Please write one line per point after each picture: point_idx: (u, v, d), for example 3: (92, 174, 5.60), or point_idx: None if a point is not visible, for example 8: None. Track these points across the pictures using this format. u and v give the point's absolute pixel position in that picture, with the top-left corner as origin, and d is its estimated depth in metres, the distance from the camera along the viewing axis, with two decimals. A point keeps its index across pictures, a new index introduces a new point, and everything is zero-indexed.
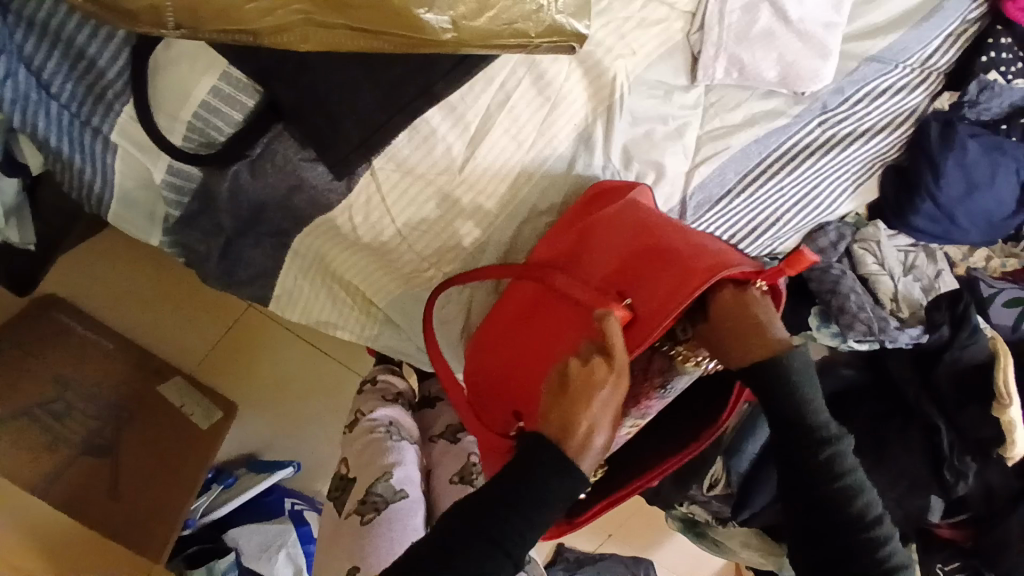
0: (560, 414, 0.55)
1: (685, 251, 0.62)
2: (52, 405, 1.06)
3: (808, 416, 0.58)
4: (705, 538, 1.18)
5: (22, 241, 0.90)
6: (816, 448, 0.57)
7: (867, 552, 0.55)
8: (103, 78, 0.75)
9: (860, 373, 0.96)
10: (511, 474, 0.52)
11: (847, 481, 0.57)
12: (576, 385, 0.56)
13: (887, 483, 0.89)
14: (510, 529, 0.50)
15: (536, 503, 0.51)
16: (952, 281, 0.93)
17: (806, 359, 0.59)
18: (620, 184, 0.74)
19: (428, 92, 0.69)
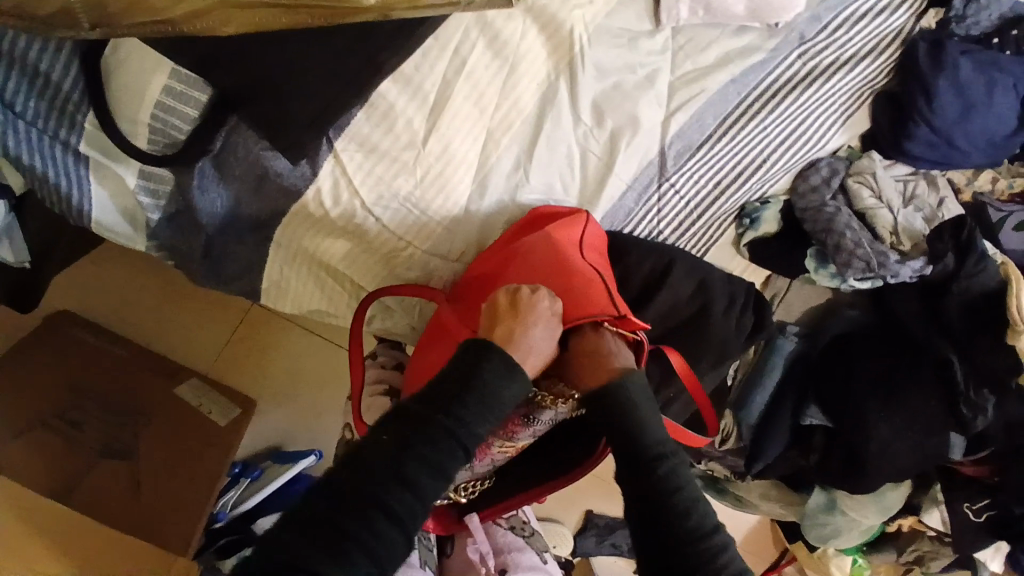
0: (503, 330, 0.64)
1: (588, 284, 0.72)
2: (68, 413, 1.08)
3: (639, 431, 0.64)
4: (725, 494, 1.15)
5: (16, 258, 0.91)
6: (646, 457, 0.63)
7: (702, 557, 0.58)
8: (65, 92, 0.76)
9: (867, 314, 0.94)
10: (469, 363, 0.60)
11: (682, 494, 0.61)
12: (517, 317, 0.65)
13: (902, 424, 0.87)
14: (461, 415, 0.58)
15: (489, 397, 0.59)
16: (957, 207, 0.89)
17: (643, 386, 0.66)
18: (557, 210, 0.78)
19: (373, 63, 0.66)
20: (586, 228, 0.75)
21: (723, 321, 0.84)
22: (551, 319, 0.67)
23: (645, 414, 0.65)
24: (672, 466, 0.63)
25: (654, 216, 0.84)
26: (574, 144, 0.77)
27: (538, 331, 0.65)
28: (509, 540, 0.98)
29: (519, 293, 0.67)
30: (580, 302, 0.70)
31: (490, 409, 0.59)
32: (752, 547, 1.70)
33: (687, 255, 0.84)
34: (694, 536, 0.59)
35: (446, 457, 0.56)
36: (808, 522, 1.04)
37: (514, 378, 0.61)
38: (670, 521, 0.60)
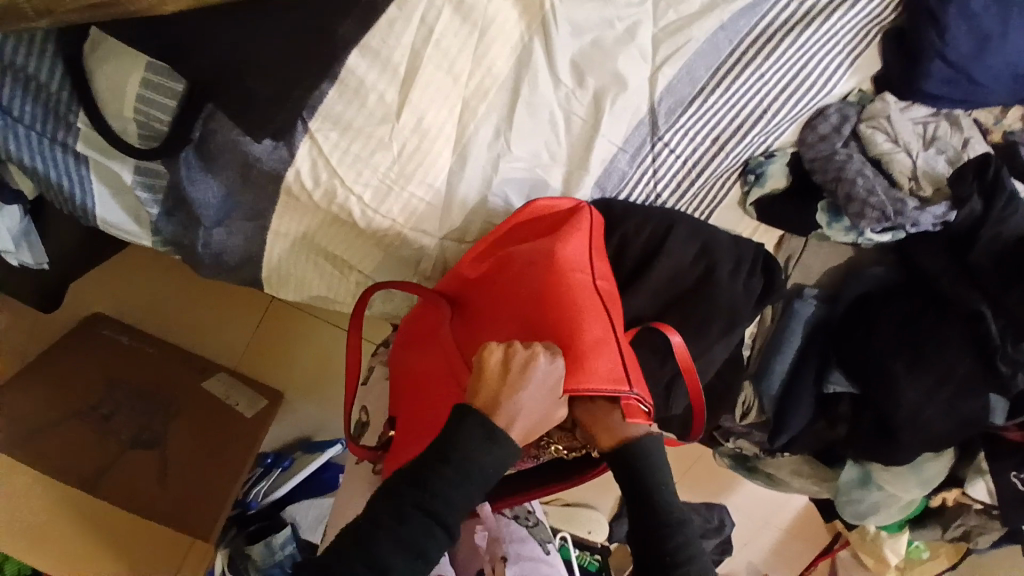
0: (490, 399, 0.53)
1: (599, 334, 0.63)
2: (99, 407, 1.12)
3: (644, 476, 0.57)
4: (756, 473, 1.10)
5: (36, 261, 0.95)
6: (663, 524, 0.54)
7: None
8: (55, 92, 0.78)
9: (893, 272, 0.89)
10: (450, 434, 0.51)
11: (680, 547, 0.53)
12: (508, 386, 0.54)
13: (933, 384, 0.82)
14: (444, 491, 0.50)
15: (473, 472, 0.51)
16: (982, 147, 0.82)
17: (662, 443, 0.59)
18: (551, 210, 0.75)
19: (326, 30, 0.64)
20: (590, 234, 0.73)
21: (730, 285, 0.79)
22: (553, 383, 0.56)
23: (656, 459, 0.58)
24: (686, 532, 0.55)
25: (649, 178, 0.80)
26: (556, 108, 0.74)
27: (534, 403, 0.54)
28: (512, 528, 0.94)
29: (510, 353, 0.56)
30: (590, 356, 0.61)
31: (473, 482, 0.51)
32: (799, 531, 1.61)
33: (690, 218, 0.80)
34: None
35: (422, 536, 0.49)
36: (842, 498, 0.98)
37: (494, 441, 0.51)
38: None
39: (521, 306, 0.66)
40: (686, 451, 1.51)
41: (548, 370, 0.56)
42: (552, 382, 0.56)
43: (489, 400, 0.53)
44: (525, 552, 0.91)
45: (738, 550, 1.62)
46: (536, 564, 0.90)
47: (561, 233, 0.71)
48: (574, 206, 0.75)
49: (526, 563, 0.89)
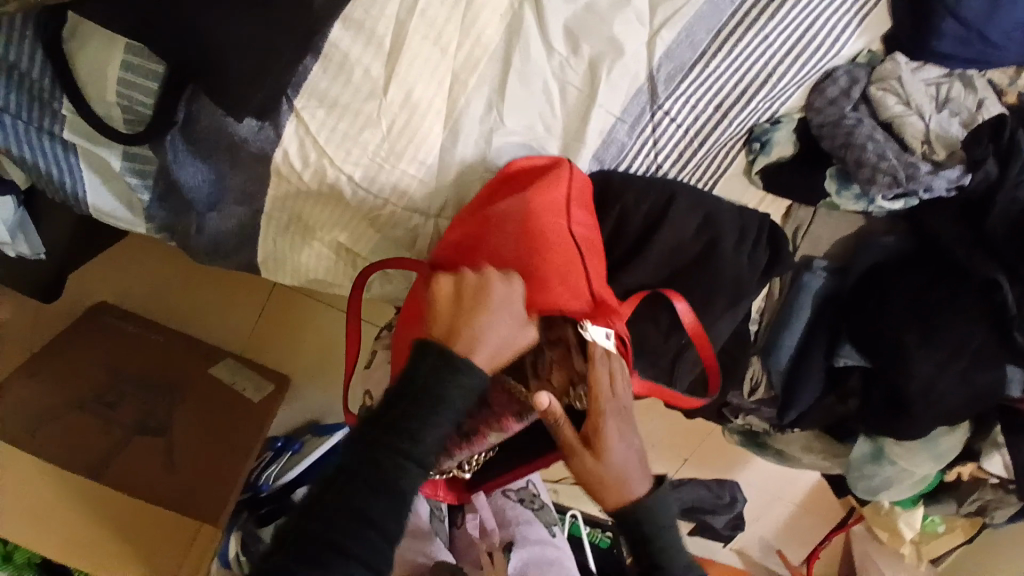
0: (447, 325, 0.55)
1: (564, 266, 0.67)
2: (105, 396, 1.13)
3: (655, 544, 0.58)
4: (767, 450, 1.08)
5: (34, 251, 0.92)
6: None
7: None
8: (36, 80, 0.75)
9: (903, 241, 0.85)
10: (414, 369, 0.52)
11: None
12: (464, 312, 0.56)
13: (947, 356, 0.79)
14: (406, 423, 0.51)
15: (439, 400, 0.51)
16: (998, 108, 0.77)
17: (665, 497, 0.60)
18: (532, 167, 0.73)
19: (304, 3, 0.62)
20: (571, 185, 0.71)
21: (734, 258, 0.76)
22: (511, 304, 0.58)
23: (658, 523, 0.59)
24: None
25: (650, 149, 0.77)
26: (550, 77, 0.71)
27: (493, 326, 0.55)
28: (517, 512, 0.98)
29: (460, 280, 0.58)
30: (553, 282, 0.65)
31: (444, 416, 0.51)
32: (812, 506, 1.60)
33: (689, 187, 0.77)
34: None
35: (400, 483, 0.50)
36: (854, 473, 0.96)
37: (457, 368, 0.52)
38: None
39: (499, 261, 0.67)
40: (695, 428, 1.48)
41: (501, 287, 0.58)
42: (509, 302, 0.57)
43: (446, 326, 0.55)
44: (531, 535, 0.94)
45: (751, 526, 1.61)
46: (543, 546, 0.93)
47: (539, 185, 0.70)
48: (554, 160, 0.73)
49: (533, 545, 0.92)
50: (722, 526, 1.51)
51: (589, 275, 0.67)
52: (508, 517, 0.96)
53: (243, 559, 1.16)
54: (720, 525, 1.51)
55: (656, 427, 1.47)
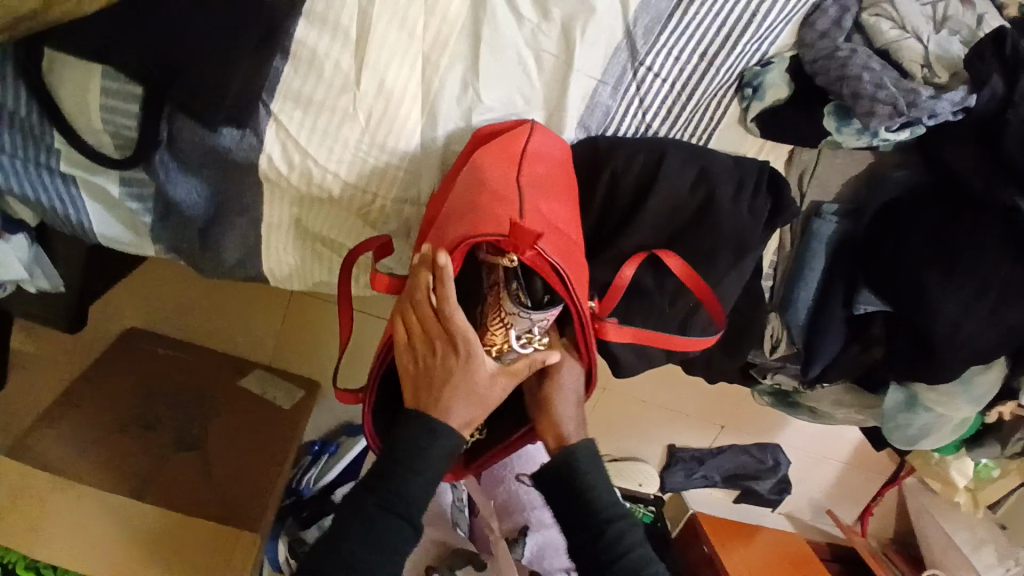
0: (411, 384, 0.63)
1: (498, 206, 0.64)
2: (141, 417, 1.16)
3: (583, 491, 0.69)
4: (799, 408, 1.05)
5: (52, 283, 0.96)
6: (607, 551, 0.67)
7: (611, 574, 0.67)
8: (25, 117, 0.74)
9: (918, 175, 0.82)
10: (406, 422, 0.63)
11: (610, 533, 0.68)
12: (422, 367, 0.63)
13: (974, 293, 0.75)
14: (407, 447, 0.61)
15: (430, 430, 0.61)
16: (999, 22, 0.75)
17: (591, 450, 0.71)
18: (496, 130, 0.72)
19: None
20: (530, 138, 0.70)
21: (733, 212, 0.74)
22: (481, 375, 0.62)
23: (591, 476, 0.69)
24: (635, 555, 0.67)
25: (637, 107, 0.75)
26: (523, 46, 0.70)
27: (463, 399, 0.62)
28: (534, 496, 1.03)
29: (405, 327, 0.64)
30: (483, 218, 0.63)
31: (442, 435, 0.61)
32: (862, 463, 1.54)
33: (681, 145, 0.75)
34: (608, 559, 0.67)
35: (406, 482, 0.60)
36: (888, 425, 0.93)
37: (436, 433, 0.61)
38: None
39: (447, 219, 0.66)
40: (731, 394, 1.43)
41: (469, 363, 0.62)
42: (479, 375, 0.62)
43: (411, 382, 0.63)
44: (547, 519, 1.01)
45: (799, 488, 1.58)
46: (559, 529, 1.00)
47: (488, 147, 0.69)
48: (523, 121, 0.73)
49: (549, 530, 1.00)
50: (767, 490, 1.53)
51: (521, 210, 0.64)
52: (523, 503, 1.02)
53: (291, 561, 1.18)
54: (765, 489, 1.53)
55: (689, 397, 1.42)
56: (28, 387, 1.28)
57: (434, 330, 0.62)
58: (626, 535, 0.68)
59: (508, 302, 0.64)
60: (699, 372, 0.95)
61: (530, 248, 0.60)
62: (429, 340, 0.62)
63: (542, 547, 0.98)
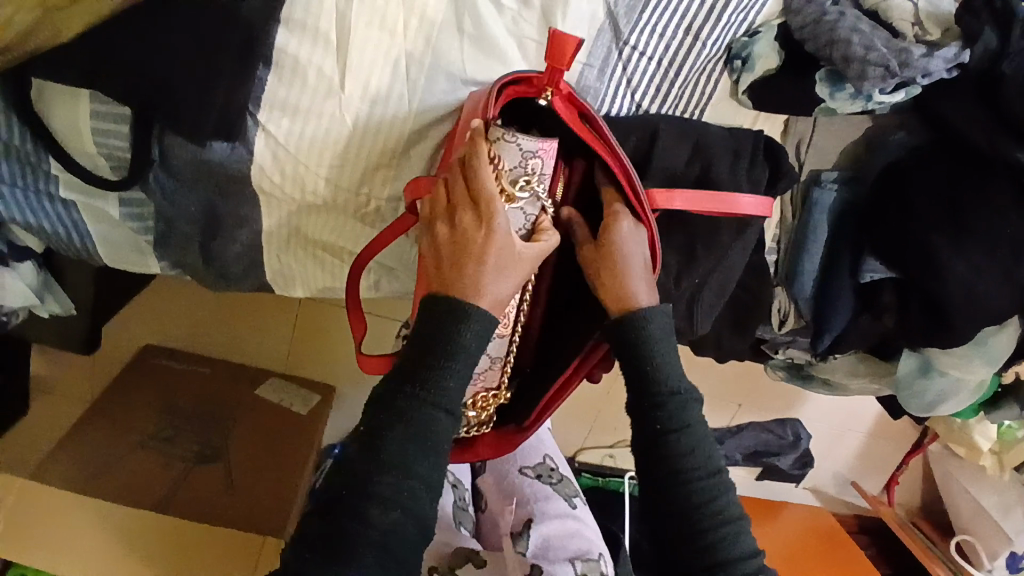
0: (440, 271, 0.63)
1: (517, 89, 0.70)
2: (160, 433, 1.17)
3: (647, 363, 0.68)
4: (814, 380, 1.05)
5: (64, 308, 0.97)
6: (664, 422, 0.67)
7: (669, 448, 0.67)
8: (21, 147, 0.75)
9: (916, 135, 0.81)
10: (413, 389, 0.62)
11: (673, 407, 0.68)
12: (452, 243, 0.63)
13: (984, 251, 0.74)
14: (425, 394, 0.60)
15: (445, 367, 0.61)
16: None
17: (665, 320, 0.70)
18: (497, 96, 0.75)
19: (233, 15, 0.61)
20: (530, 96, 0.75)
21: (731, 182, 0.74)
22: (511, 243, 0.63)
23: (658, 346, 0.69)
24: (692, 431, 0.67)
25: (626, 88, 0.75)
26: (506, 36, 0.70)
27: (493, 274, 0.62)
28: (536, 489, 1.00)
29: (432, 205, 0.65)
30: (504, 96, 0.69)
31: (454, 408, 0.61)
32: (884, 432, 1.53)
33: (673, 121, 0.74)
34: (665, 430, 0.67)
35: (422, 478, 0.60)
36: (904, 392, 0.92)
37: (469, 319, 0.61)
38: (700, 550, 0.65)
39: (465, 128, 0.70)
40: (747, 371, 1.42)
41: (495, 229, 0.62)
42: (507, 245, 0.63)
43: (438, 265, 0.63)
44: (550, 511, 0.96)
45: (823, 461, 1.56)
46: (562, 520, 0.94)
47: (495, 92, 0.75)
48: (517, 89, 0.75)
49: (552, 520, 0.94)
50: (790, 465, 1.52)
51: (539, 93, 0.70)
52: (525, 496, 0.99)
53: None
54: (787, 464, 1.52)
55: (704, 377, 1.42)
56: (50, 408, 1.31)
57: (458, 199, 0.63)
58: (686, 410, 0.68)
59: (495, 130, 0.66)
60: (709, 352, 0.95)
61: (562, 84, 0.66)
62: (452, 216, 0.64)
63: (545, 539, 0.91)
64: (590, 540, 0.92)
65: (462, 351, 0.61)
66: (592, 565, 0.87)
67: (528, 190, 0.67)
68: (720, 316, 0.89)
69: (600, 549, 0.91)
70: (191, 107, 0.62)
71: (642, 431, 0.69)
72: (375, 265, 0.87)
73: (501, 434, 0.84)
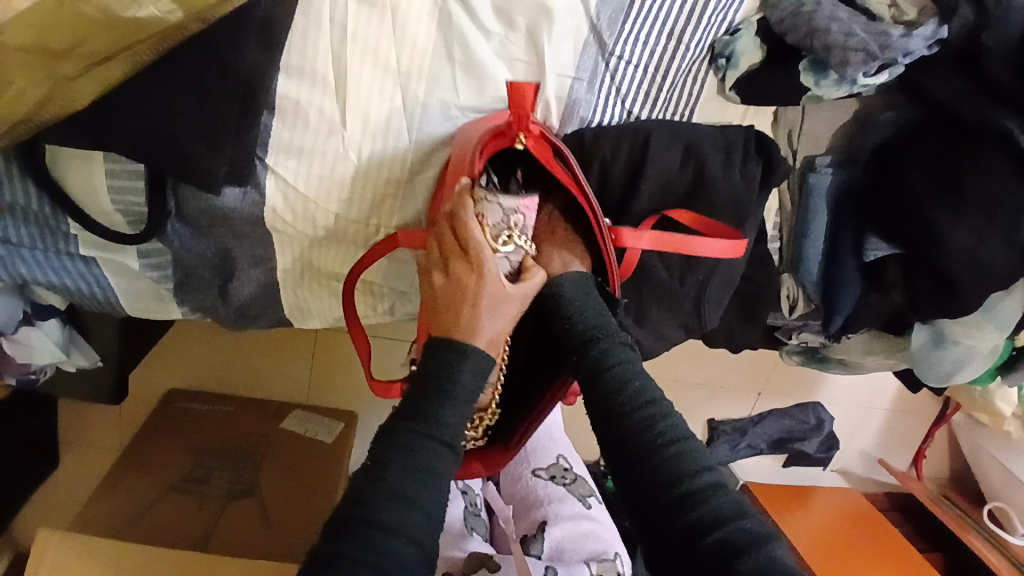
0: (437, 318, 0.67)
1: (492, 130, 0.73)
2: (193, 474, 1.19)
3: (576, 323, 0.71)
4: (829, 363, 1.06)
5: (91, 361, 1.01)
6: (595, 360, 0.68)
7: (603, 384, 0.66)
8: (39, 211, 0.77)
9: (905, 112, 0.83)
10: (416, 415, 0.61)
11: (597, 347, 0.69)
12: (448, 292, 0.67)
13: (981, 220, 0.76)
14: (428, 419, 0.60)
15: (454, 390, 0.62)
16: None
17: (582, 284, 0.74)
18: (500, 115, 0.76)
19: (231, 69, 0.63)
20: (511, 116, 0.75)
21: (725, 181, 0.77)
22: (500, 287, 0.67)
23: (582, 306, 0.72)
24: (624, 368, 0.67)
25: (616, 97, 0.77)
26: (497, 59, 0.72)
27: (487, 315, 0.66)
28: (549, 491, 1.01)
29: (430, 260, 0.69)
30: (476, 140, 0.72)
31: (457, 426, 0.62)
32: (907, 406, 1.53)
33: (665, 124, 0.77)
34: (596, 369, 0.67)
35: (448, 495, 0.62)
36: (921, 365, 0.93)
37: (468, 361, 0.63)
38: (646, 477, 0.60)
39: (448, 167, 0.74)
40: (763, 359, 1.43)
41: (485, 273, 0.67)
42: (498, 286, 0.67)
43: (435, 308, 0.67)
44: (564, 512, 0.97)
45: (848, 442, 1.57)
46: (577, 520, 0.96)
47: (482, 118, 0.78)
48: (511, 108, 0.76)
49: (566, 521, 0.95)
50: (816, 449, 1.52)
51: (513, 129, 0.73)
52: (538, 499, 1.00)
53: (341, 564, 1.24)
54: (813, 449, 1.52)
55: (722, 369, 1.42)
56: (82, 460, 1.34)
57: (452, 249, 0.68)
58: (613, 351, 0.68)
59: (478, 189, 0.68)
60: (721, 344, 0.96)
61: (533, 125, 0.69)
62: (447, 266, 0.68)
63: (561, 541, 0.93)
64: (604, 539, 0.94)
65: (463, 390, 0.62)
66: (606, 566, 0.89)
67: (510, 243, 0.69)
68: (729, 308, 0.91)
69: (616, 548, 0.93)
70: (199, 159, 0.64)
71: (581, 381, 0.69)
72: (389, 291, 0.89)
73: (486, 452, 0.82)
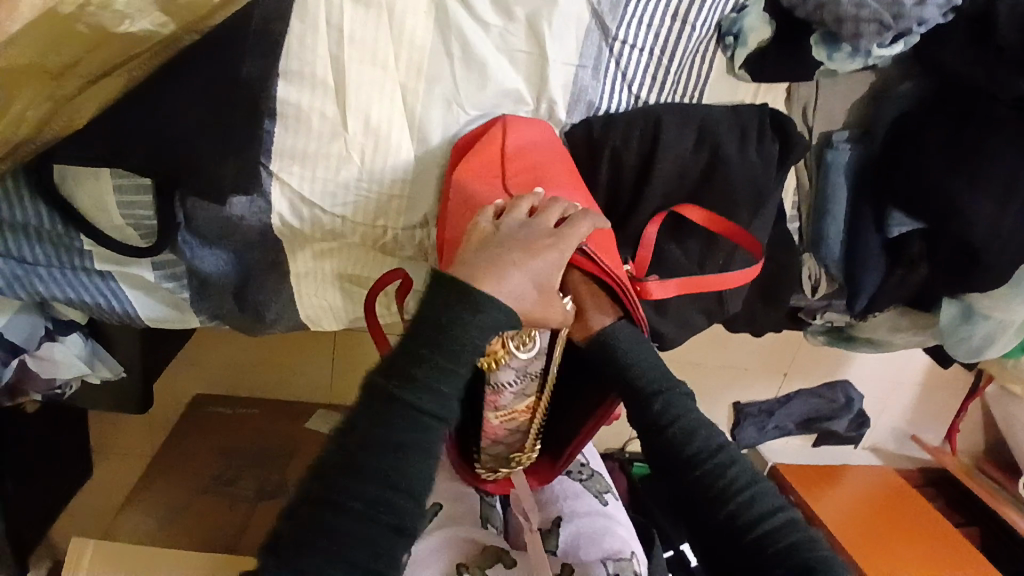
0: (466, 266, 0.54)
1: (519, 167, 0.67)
2: (221, 475, 1.21)
3: (627, 372, 0.62)
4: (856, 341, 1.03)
5: (114, 371, 1.02)
6: (657, 418, 0.60)
7: (670, 445, 0.58)
8: (51, 230, 0.78)
9: (920, 83, 0.80)
10: None
11: (659, 401, 0.60)
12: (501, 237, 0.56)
13: (1007, 189, 0.73)
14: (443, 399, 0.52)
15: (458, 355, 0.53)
16: None
17: (632, 330, 0.65)
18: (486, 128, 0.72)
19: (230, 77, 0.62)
20: (507, 136, 0.69)
21: (740, 162, 0.75)
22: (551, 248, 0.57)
23: (633, 353, 0.63)
24: (686, 420, 0.59)
25: (622, 82, 0.75)
26: (497, 51, 0.71)
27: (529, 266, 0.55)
28: (566, 484, 0.92)
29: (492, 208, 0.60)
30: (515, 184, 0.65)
31: None
32: (937, 380, 1.49)
33: (674, 107, 0.75)
34: (662, 425, 0.59)
35: None
36: (951, 340, 0.91)
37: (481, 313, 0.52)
38: (722, 533, 0.56)
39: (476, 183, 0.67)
40: (786, 339, 1.41)
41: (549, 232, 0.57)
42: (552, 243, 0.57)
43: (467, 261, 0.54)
44: (580, 509, 0.89)
45: (878, 419, 1.54)
46: (593, 518, 0.87)
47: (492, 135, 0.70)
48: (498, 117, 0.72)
49: (581, 518, 0.87)
50: (845, 428, 1.50)
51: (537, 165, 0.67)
52: (554, 492, 0.90)
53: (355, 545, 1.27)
54: (843, 428, 1.50)
55: (744, 350, 1.40)
56: (114, 468, 1.37)
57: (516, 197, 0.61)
58: (676, 403, 0.60)
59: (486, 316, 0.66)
60: (742, 328, 0.94)
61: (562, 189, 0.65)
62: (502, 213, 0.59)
63: (576, 538, 0.85)
64: (622, 537, 0.86)
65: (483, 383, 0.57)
66: (624, 565, 0.82)
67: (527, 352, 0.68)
68: (750, 292, 0.88)
69: (633, 547, 0.85)
70: (206, 170, 0.64)
71: (644, 434, 0.61)
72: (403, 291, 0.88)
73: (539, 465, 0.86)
